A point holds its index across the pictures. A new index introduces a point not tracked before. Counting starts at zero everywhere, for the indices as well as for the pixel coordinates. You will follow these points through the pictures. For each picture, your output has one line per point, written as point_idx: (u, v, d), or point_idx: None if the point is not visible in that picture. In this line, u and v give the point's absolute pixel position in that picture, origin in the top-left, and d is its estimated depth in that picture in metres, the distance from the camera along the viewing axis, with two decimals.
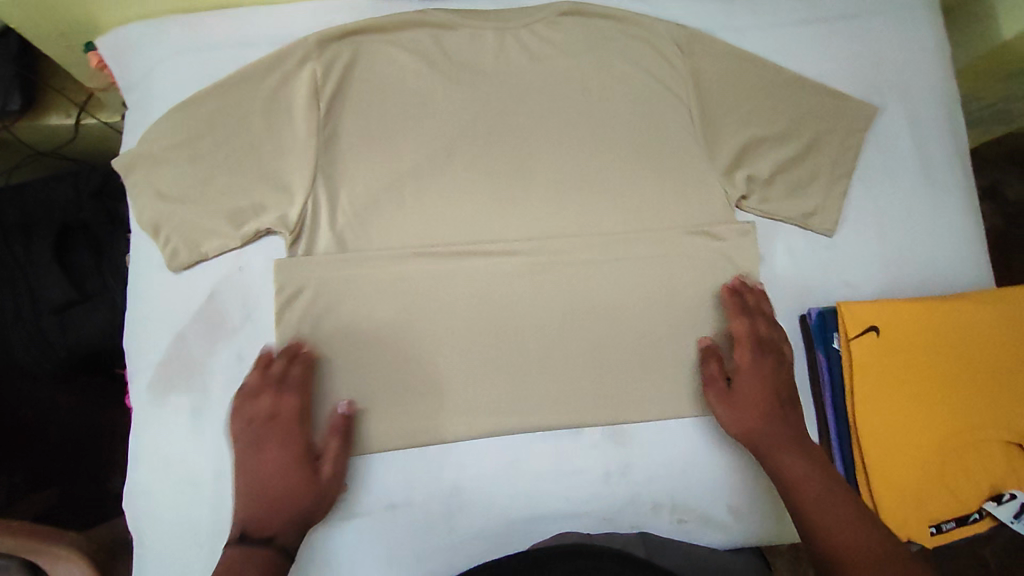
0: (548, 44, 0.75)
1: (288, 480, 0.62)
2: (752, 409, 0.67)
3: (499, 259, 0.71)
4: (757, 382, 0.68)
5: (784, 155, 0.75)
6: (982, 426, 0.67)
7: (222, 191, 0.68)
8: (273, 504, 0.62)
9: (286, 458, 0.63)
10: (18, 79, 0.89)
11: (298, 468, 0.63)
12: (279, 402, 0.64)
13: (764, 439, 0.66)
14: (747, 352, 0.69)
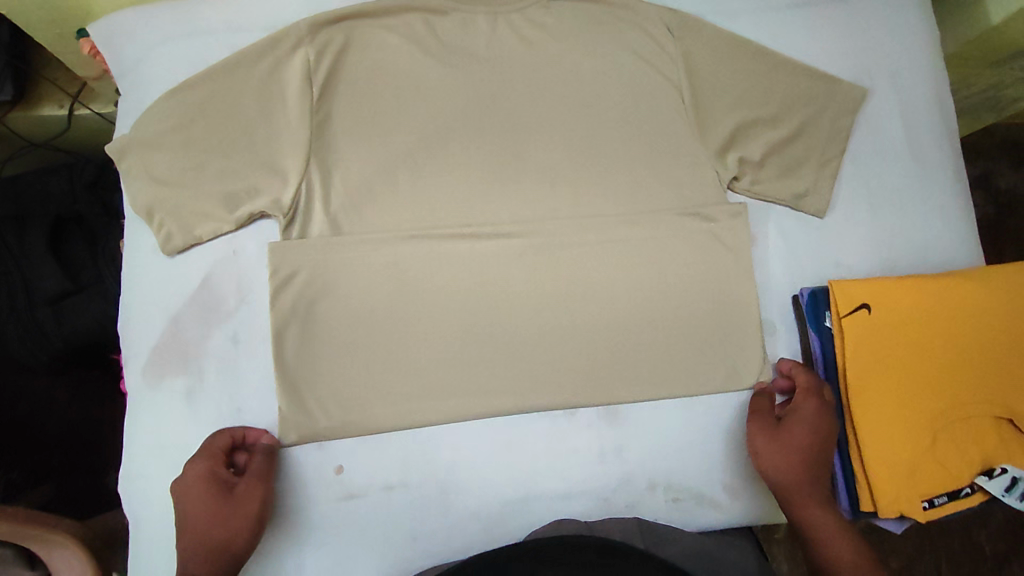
0: (539, 28, 0.75)
1: (207, 521, 0.60)
2: (794, 459, 0.65)
3: (493, 242, 0.71)
4: (806, 432, 0.66)
5: (776, 137, 0.76)
6: (973, 402, 0.68)
7: (215, 175, 0.68)
8: (196, 549, 0.59)
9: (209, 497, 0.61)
10: (10, 68, 0.89)
11: (218, 505, 0.61)
12: (210, 444, 0.63)
13: (799, 492, 0.64)
14: (803, 401, 0.68)
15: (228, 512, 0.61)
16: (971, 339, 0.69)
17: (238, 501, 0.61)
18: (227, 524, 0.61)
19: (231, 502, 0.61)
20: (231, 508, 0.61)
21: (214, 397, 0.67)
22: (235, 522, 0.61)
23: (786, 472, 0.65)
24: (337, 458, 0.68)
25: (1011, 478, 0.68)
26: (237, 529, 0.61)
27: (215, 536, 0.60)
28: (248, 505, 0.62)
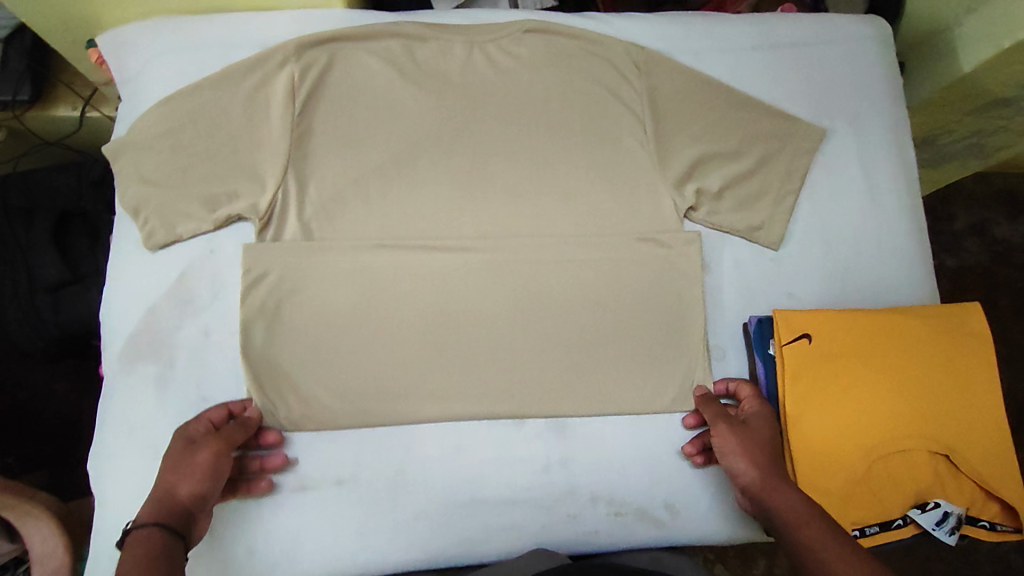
0: (513, 58, 0.80)
1: (165, 471, 0.63)
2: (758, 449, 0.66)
3: (458, 255, 0.75)
4: (763, 424, 0.69)
5: (734, 170, 0.79)
6: (912, 436, 0.69)
7: (200, 179, 0.73)
8: (149, 499, 0.61)
9: (178, 453, 0.64)
10: (29, 71, 0.96)
11: (175, 458, 0.63)
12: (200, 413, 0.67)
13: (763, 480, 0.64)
14: (750, 400, 0.71)
15: (181, 465, 0.63)
16: (911, 374, 0.71)
17: (194, 453, 0.64)
18: (180, 473, 0.62)
19: (189, 457, 0.63)
20: (184, 460, 0.63)
21: (182, 386, 0.71)
22: (186, 472, 0.63)
23: (752, 464, 0.65)
24: (293, 450, 0.71)
25: (942, 512, 0.69)
26: (188, 478, 0.62)
27: (167, 486, 0.62)
28: (203, 457, 0.63)
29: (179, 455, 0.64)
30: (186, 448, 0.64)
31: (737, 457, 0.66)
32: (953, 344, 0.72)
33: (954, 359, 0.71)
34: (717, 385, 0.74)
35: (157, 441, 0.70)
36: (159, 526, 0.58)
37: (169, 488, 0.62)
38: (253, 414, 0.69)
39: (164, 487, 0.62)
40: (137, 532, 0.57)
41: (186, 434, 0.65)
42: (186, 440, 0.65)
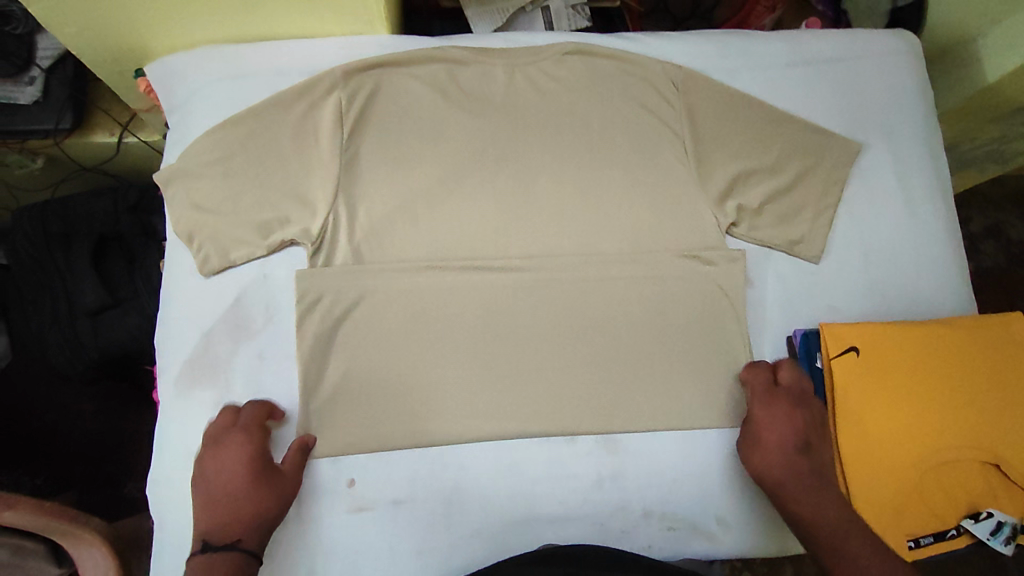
0: (553, 79, 0.82)
1: (246, 491, 0.66)
2: (770, 452, 0.69)
3: (504, 275, 0.76)
4: (787, 420, 0.70)
5: (773, 186, 0.81)
6: (964, 445, 0.70)
7: (252, 205, 0.75)
8: (235, 516, 0.65)
9: (253, 472, 0.66)
10: (71, 99, 0.97)
11: (252, 479, 0.66)
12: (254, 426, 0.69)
13: (775, 481, 0.68)
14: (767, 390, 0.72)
15: (268, 487, 0.67)
16: (954, 383, 0.72)
17: (271, 473, 0.67)
18: (265, 495, 0.66)
19: (269, 479, 0.67)
20: (264, 484, 0.67)
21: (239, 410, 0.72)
22: (271, 494, 0.67)
23: (764, 468, 0.69)
24: (349, 471, 0.71)
25: (996, 523, 0.69)
26: (274, 499, 0.67)
27: (254, 506, 0.66)
28: (283, 480, 0.68)
29: (254, 475, 0.66)
30: (262, 470, 0.67)
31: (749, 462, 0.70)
32: (996, 351, 0.73)
33: (998, 364, 0.72)
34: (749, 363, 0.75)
35: None
36: (244, 551, 0.64)
37: (252, 509, 0.66)
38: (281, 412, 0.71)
39: (240, 501, 0.66)
40: (231, 554, 0.64)
41: (254, 448, 0.68)
42: (258, 456, 0.67)
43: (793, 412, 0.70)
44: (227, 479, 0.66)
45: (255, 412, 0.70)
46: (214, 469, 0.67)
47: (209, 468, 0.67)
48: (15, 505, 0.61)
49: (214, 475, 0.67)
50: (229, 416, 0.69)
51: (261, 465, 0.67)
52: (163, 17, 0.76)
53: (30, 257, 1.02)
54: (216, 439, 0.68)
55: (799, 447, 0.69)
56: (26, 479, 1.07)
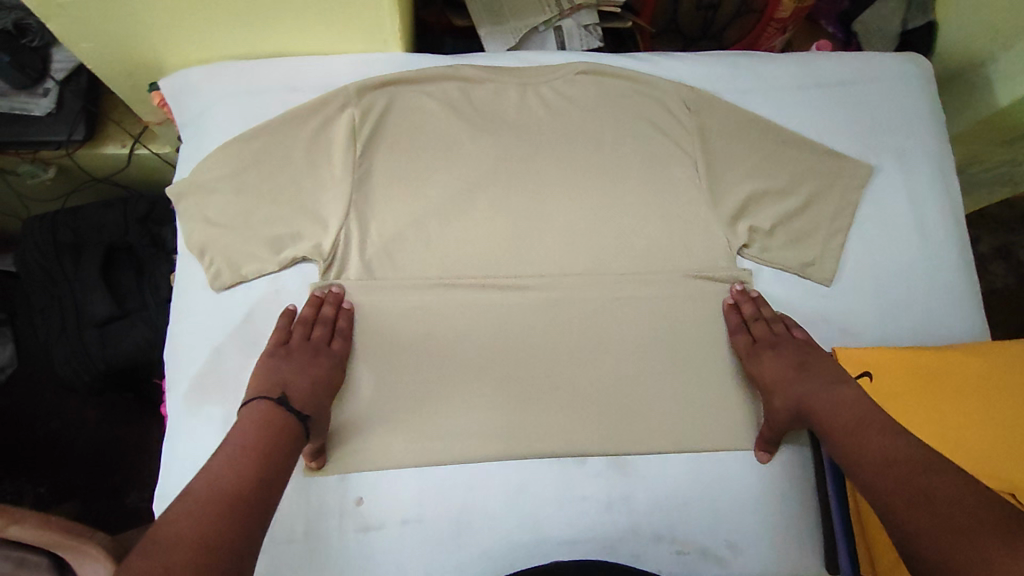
0: (566, 98, 0.83)
1: (320, 388, 0.68)
2: (773, 386, 0.71)
3: (515, 293, 0.76)
4: (773, 361, 0.72)
5: (784, 208, 0.81)
6: (1003, 465, 0.66)
7: (264, 221, 0.75)
8: (305, 399, 0.66)
9: (326, 381, 0.69)
10: (84, 112, 0.98)
11: (326, 384, 0.69)
12: (336, 346, 0.71)
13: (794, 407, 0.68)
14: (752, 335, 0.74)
15: (327, 400, 0.68)
16: (990, 409, 0.70)
17: (335, 386, 0.70)
18: (325, 409, 0.68)
19: (330, 401, 0.69)
20: (329, 397, 0.69)
21: None
22: (326, 413, 0.68)
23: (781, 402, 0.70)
24: (357, 490, 0.70)
25: None
26: (325, 418, 0.68)
27: (319, 405, 0.67)
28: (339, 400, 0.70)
29: (326, 384, 0.69)
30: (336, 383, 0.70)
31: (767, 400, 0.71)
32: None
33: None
34: (732, 301, 0.77)
35: None
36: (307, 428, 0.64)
37: (315, 405, 0.67)
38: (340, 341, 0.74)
39: (320, 397, 0.67)
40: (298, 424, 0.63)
41: (339, 360, 0.71)
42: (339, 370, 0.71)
43: (779, 350, 0.72)
44: (318, 373, 0.68)
45: (342, 343, 0.71)
46: (309, 353, 0.69)
47: (305, 352, 0.69)
48: (21, 519, 0.59)
49: (312, 362, 0.68)
50: (325, 330, 0.71)
51: (332, 380, 0.69)
52: (179, 33, 0.77)
53: (40, 267, 1.02)
54: (317, 341, 0.70)
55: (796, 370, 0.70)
56: (30, 488, 1.07)
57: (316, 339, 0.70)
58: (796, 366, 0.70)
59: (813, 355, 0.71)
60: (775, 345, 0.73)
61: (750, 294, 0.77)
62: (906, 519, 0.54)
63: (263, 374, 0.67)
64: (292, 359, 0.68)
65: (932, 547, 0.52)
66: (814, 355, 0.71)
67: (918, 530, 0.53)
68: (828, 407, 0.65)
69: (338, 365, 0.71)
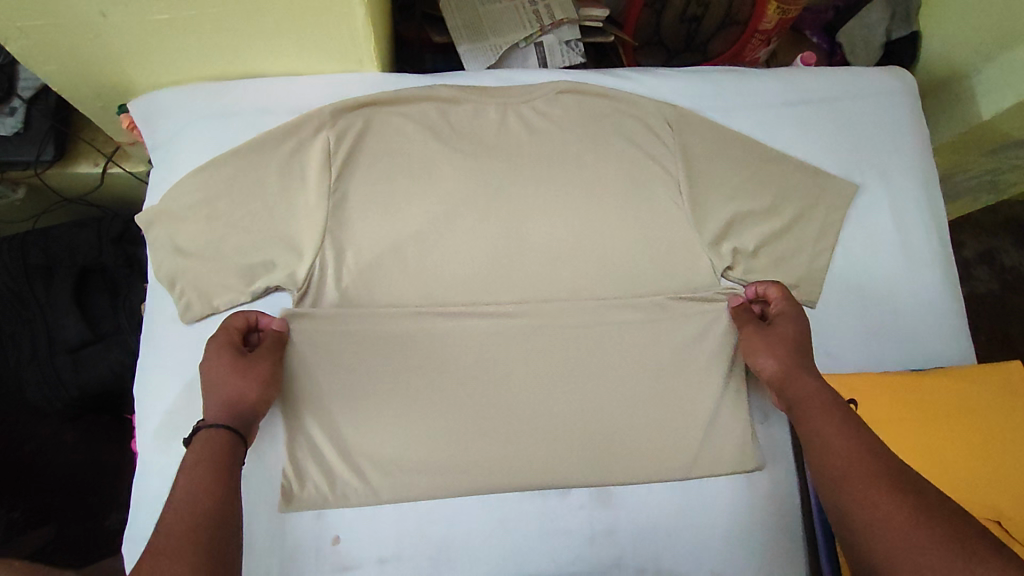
0: (546, 118, 0.81)
1: (215, 372, 0.63)
2: (778, 345, 0.68)
3: (494, 320, 0.74)
4: (789, 323, 0.70)
5: (768, 229, 0.80)
6: (985, 492, 0.67)
7: (235, 250, 0.73)
8: (214, 397, 0.62)
9: (223, 357, 0.64)
10: (53, 131, 0.95)
11: (224, 360, 0.63)
12: (229, 324, 0.66)
13: (787, 372, 0.67)
14: (790, 304, 0.71)
15: (238, 367, 0.63)
16: (973, 435, 0.69)
17: (247, 367, 0.64)
18: (244, 377, 0.63)
19: (244, 362, 0.64)
20: (240, 363, 0.64)
21: None
22: (249, 376, 0.64)
23: (777, 360, 0.68)
24: (334, 528, 0.69)
25: None
26: (252, 381, 0.64)
27: (231, 385, 0.62)
28: (254, 374, 0.64)
29: (223, 359, 0.63)
30: (236, 361, 0.64)
31: (763, 354, 0.69)
32: (1011, 385, 0.72)
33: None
34: (751, 290, 0.75)
35: None
36: (207, 426, 0.60)
37: (222, 389, 0.62)
38: (285, 330, 0.69)
39: (219, 376, 0.63)
40: (197, 432, 0.60)
41: (234, 344, 0.65)
42: (234, 351, 0.64)
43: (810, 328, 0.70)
44: (208, 373, 0.63)
45: (242, 320, 0.67)
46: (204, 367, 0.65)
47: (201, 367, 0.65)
48: None
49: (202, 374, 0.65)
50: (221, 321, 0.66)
51: (228, 351, 0.64)
52: (147, 56, 0.74)
53: (9, 290, 0.99)
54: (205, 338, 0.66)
55: (806, 346, 0.68)
56: (4, 513, 1.04)
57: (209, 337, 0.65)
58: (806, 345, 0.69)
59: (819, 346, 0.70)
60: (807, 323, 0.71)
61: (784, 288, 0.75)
62: (877, 500, 0.54)
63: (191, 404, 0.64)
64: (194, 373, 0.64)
65: (899, 528, 0.51)
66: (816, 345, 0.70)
67: (888, 512, 0.52)
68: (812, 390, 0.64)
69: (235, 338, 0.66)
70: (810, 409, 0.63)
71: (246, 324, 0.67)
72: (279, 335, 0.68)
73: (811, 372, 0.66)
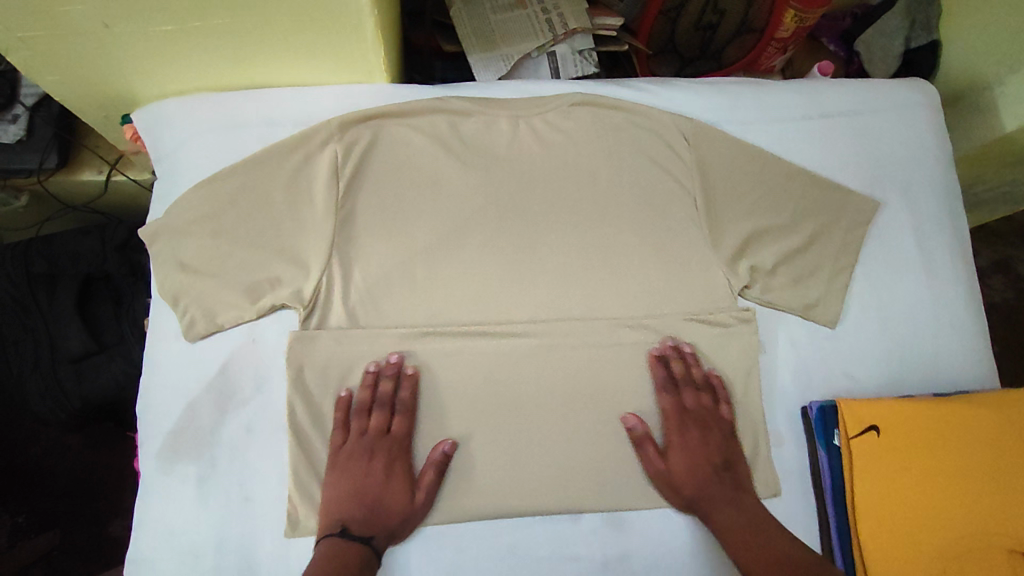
0: (560, 131, 0.79)
1: (382, 491, 0.67)
2: (685, 480, 0.69)
3: (507, 340, 0.73)
4: (685, 453, 0.70)
5: (787, 246, 0.77)
6: (1009, 522, 0.65)
7: (241, 267, 0.71)
8: (379, 522, 0.65)
9: (393, 479, 0.67)
10: (56, 139, 0.93)
11: (395, 489, 0.67)
12: (394, 422, 0.69)
13: (697, 503, 0.68)
14: (674, 428, 0.71)
15: (405, 500, 0.67)
16: (1001, 464, 0.67)
17: (414, 508, 0.67)
18: (402, 513, 0.66)
19: (407, 494, 0.67)
20: (401, 497, 0.67)
21: (225, 485, 0.68)
22: (405, 512, 0.66)
23: (681, 494, 0.69)
24: None
25: None
26: (406, 519, 0.67)
27: (393, 516, 0.66)
28: (415, 519, 0.67)
29: (391, 479, 0.67)
30: (404, 496, 0.67)
31: (665, 489, 0.70)
32: None
33: (990, 442, 0.68)
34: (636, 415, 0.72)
35: (199, 544, 0.67)
36: (375, 550, 0.64)
37: (377, 512, 0.66)
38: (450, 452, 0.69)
39: (383, 504, 0.66)
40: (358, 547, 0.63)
41: (407, 475, 0.68)
42: (405, 484, 0.67)
43: (702, 435, 0.71)
44: (392, 498, 0.67)
45: (406, 420, 0.69)
46: (377, 468, 0.67)
47: (378, 469, 0.67)
48: None
49: (374, 479, 0.67)
50: (386, 416, 0.69)
51: (398, 471, 0.68)
52: (150, 64, 0.72)
53: (12, 299, 0.97)
54: (372, 434, 0.68)
55: (712, 465, 0.70)
56: (7, 517, 1.03)
57: (372, 430, 0.68)
58: (706, 466, 0.70)
59: (727, 454, 0.71)
60: (701, 424, 0.71)
61: (681, 350, 0.74)
62: None
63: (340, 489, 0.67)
64: (351, 470, 0.67)
65: None
66: (727, 449, 0.71)
67: None
68: (730, 521, 0.67)
69: (404, 448, 0.69)
70: (739, 545, 0.65)
71: (409, 431, 0.69)
72: (440, 452, 0.69)
73: (721, 499, 0.68)
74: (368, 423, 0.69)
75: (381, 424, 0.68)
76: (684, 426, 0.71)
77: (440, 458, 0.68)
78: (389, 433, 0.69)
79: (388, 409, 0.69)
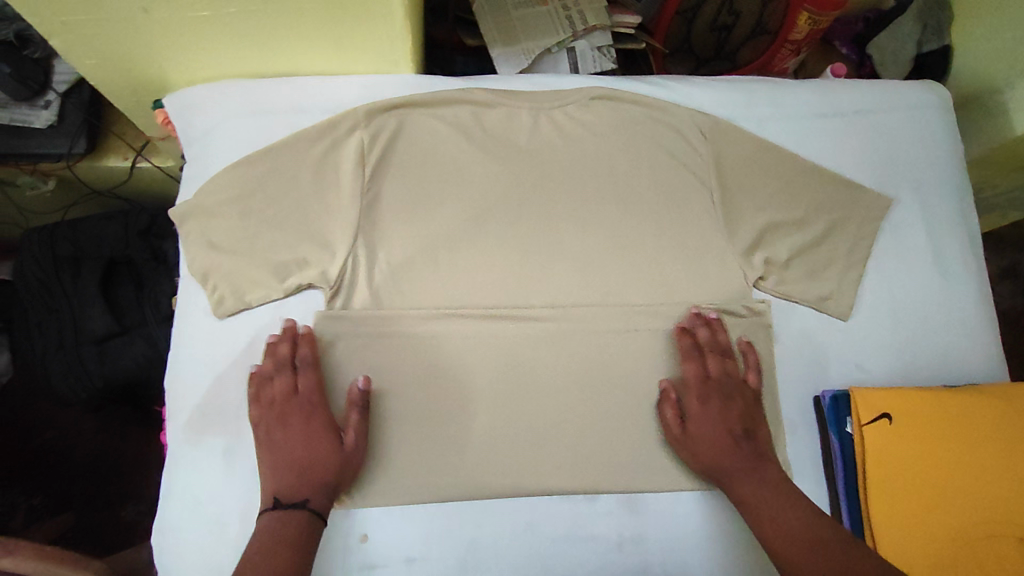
0: (580, 124, 0.81)
1: (305, 446, 0.66)
2: (706, 447, 0.69)
3: (525, 324, 0.74)
4: (705, 420, 0.70)
5: (801, 240, 0.79)
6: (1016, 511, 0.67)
7: (268, 247, 0.73)
8: (310, 478, 0.65)
9: (312, 433, 0.66)
10: (86, 124, 0.96)
11: (320, 441, 0.66)
12: (297, 379, 0.68)
13: (717, 472, 0.69)
14: (694, 395, 0.71)
15: (334, 451, 0.66)
16: (1008, 454, 0.69)
17: (345, 455, 0.67)
18: (337, 462, 0.66)
19: (334, 446, 0.66)
20: (328, 447, 0.66)
21: (249, 458, 0.70)
22: (338, 461, 0.66)
23: (700, 461, 0.69)
24: (362, 526, 0.69)
25: None
26: (342, 468, 0.66)
27: (325, 464, 0.65)
28: (353, 467, 0.67)
29: (308, 433, 0.66)
30: (333, 447, 0.66)
31: (688, 455, 0.70)
32: None
33: (991, 430, 0.70)
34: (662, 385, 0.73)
35: (223, 514, 0.68)
36: (312, 512, 0.63)
37: (303, 466, 0.65)
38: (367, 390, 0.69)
39: (309, 458, 0.65)
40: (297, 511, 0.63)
41: (331, 427, 0.67)
42: (331, 437, 0.66)
43: (723, 402, 0.71)
44: (318, 452, 0.66)
45: (309, 373, 0.68)
46: (296, 431, 0.66)
47: (295, 433, 0.66)
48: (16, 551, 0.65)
49: (293, 440, 0.66)
50: (286, 377, 0.68)
51: (315, 424, 0.67)
52: (185, 50, 0.75)
53: (39, 281, 0.99)
54: (280, 400, 0.67)
55: (734, 432, 0.69)
56: (23, 499, 1.04)
57: (279, 391, 0.67)
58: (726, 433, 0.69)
59: (751, 423, 0.71)
60: (723, 393, 0.71)
61: (707, 317, 0.75)
62: None
63: (268, 459, 0.66)
64: (270, 439, 0.67)
65: None
66: (753, 418, 0.71)
67: None
68: (755, 491, 0.66)
69: (317, 400, 0.68)
70: (759, 512, 0.65)
71: (316, 382, 0.68)
72: (355, 392, 0.69)
73: (742, 467, 0.68)
74: (273, 389, 0.68)
75: (286, 385, 0.68)
76: (704, 392, 0.71)
77: (358, 398, 0.68)
78: (297, 393, 0.68)
79: (289, 371, 0.68)
